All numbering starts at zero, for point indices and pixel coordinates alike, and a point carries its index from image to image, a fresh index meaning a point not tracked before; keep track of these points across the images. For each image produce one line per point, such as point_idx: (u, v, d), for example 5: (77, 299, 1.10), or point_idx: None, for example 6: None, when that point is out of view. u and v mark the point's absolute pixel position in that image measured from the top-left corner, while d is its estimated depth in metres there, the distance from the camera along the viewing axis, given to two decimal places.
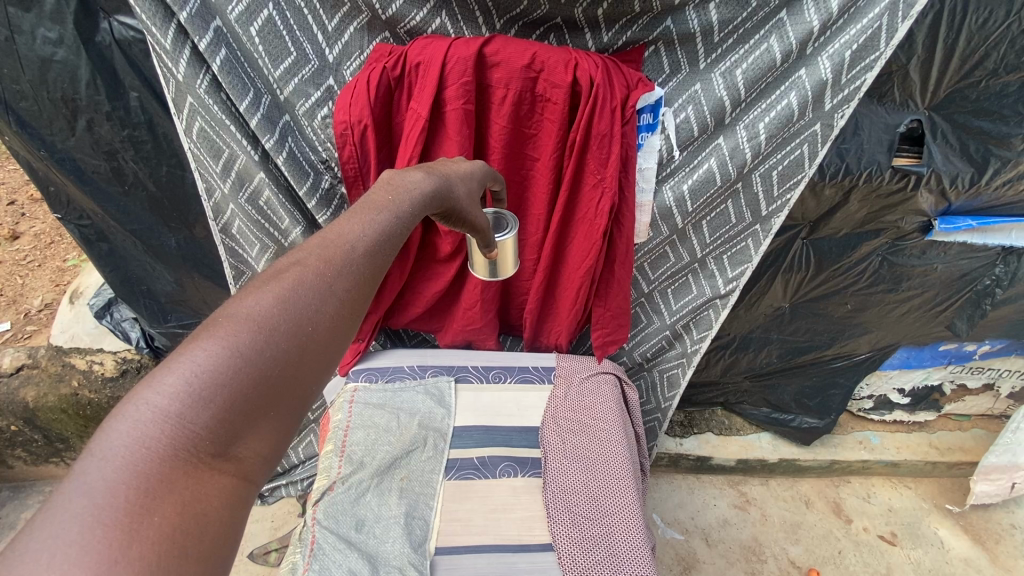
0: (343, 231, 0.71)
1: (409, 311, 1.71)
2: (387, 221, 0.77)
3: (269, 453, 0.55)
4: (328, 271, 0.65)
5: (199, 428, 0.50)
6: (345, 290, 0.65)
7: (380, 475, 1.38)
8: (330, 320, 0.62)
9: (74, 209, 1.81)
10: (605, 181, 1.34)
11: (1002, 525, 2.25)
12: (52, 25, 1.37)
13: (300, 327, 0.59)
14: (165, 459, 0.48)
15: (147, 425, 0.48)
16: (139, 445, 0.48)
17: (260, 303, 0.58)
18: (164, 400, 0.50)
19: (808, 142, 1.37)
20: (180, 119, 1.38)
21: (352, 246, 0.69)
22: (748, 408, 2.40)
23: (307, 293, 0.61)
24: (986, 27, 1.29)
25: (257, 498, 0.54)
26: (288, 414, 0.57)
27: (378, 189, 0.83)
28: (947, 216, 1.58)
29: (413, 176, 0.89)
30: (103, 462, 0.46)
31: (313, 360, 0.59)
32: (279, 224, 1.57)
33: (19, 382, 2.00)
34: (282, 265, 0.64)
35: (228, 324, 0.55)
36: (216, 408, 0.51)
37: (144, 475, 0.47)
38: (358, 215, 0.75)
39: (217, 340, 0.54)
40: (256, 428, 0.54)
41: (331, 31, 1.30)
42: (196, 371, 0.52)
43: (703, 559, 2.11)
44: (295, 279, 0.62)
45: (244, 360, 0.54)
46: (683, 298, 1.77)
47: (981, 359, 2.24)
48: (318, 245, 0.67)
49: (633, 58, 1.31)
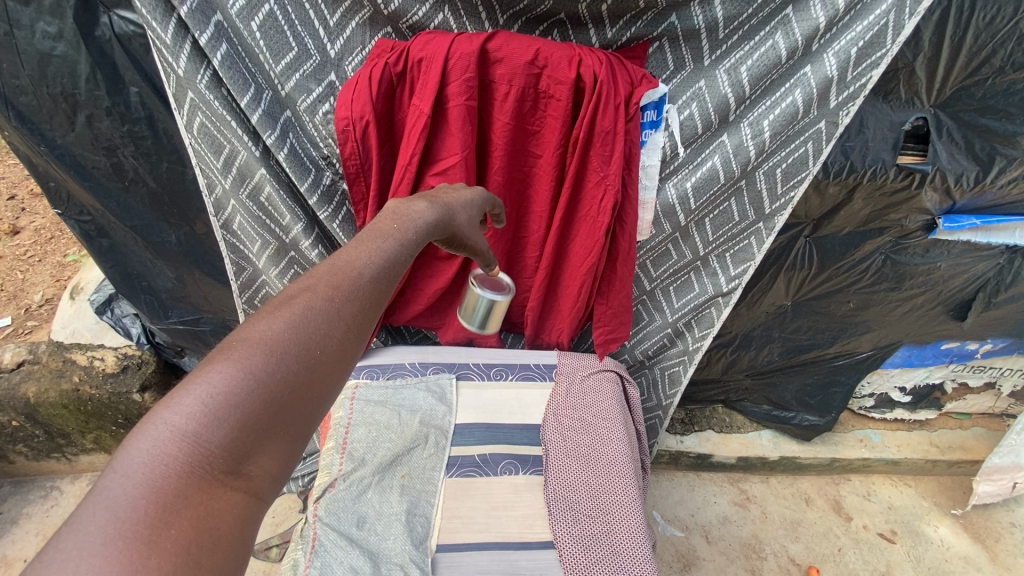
0: (351, 257, 0.71)
1: (411, 308, 1.71)
2: (392, 248, 0.77)
3: (278, 472, 0.55)
4: (336, 296, 0.65)
5: (213, 446, 0.50)
6: (351, 313, 0.66)
7: (381, 472, 1.38)
8: (338, 344, 0.63)
9: (74, 205, 1.80)
10: (608, 178, 1.33)
11: (1002, 523, 2.26)
12: (51, 19, 1.36)
13: (308, 350, 0.59)
14: (182, 475, 0.48)
15: (165, 444, 0.49)
16: (158, 462, 0.48)
17: (272, 326, 0.59)
18: (182, 419, 0.50)
19: (813, 139, 1.35)
20: (181, 114, 1.37)
21: (359, 272, 0.70)
22: (748, 406, 2.40)
23: (315, 317, 0.62)
24: (993, 24, 1.28)
25: (264, 514, 0.54)
26: (297, 433, 0.57)
27: (384, 217, 0.83)
28: (951, 215, 1.57)
29: (417, 206, 0.90)
30: (123, 478, 0.46)
31: (321, 383, 0.60)
32: (280, 221, 1.56)
33: (20, 377, 2.00)
34: (293, 289, 0.64)
35: (242, 346, 0.56)
36: (230, 428, 0.52)
37: (162, 492, 0.47)
38: (364, 242, 0.75)
39: (232, 362, 0.54)
40: (267, 447, 0.54)
41: (333, 26, 1.29)
42: (212, 392, 0.52)
43: (703, 556, 2.10)
44: (304, 303, 0.62)
45: (258, 382, 0.54)
46: (685, 296, 1.77)
47: (983, 358, 2.23)
48: (327, 271, 0.67)
49: (638, 54, 1.30)
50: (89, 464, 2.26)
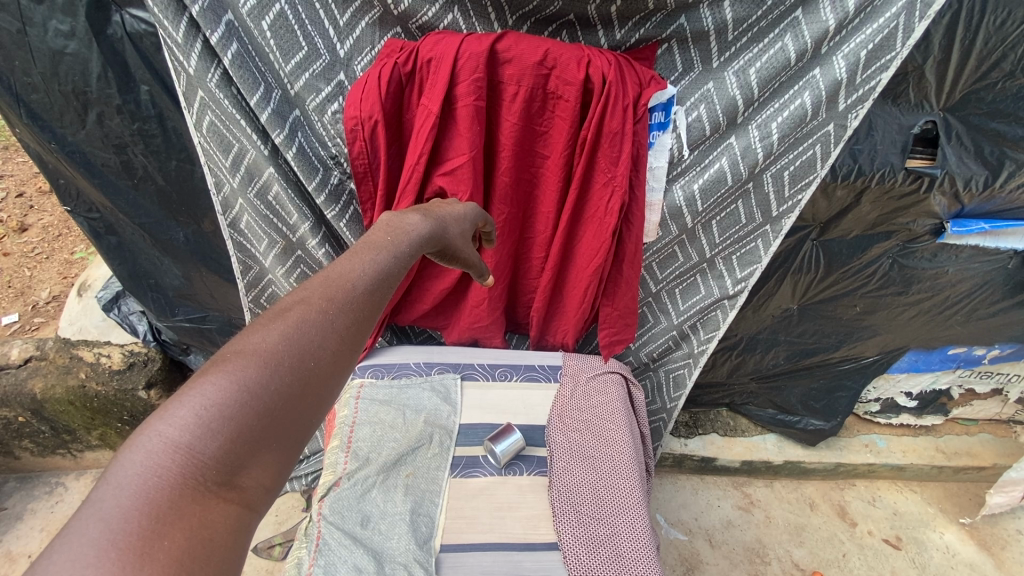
0: (343, 270, 0.74)
1: (416, 308, 1.72)
2: (385, 260, 0.80)
3: (273, 482, 0.56)
4: (330, 308, 0.67)
5: (207, 457, 0.52)
6: (345, 325, 0.68)
7: (386, 471, 1.38)
8: (332, 356, 0.65)
9: (84, 202, 1.81)
10: (616, 179, 1.33)
11: (1009, 530, 2.23)
12: (65, 18, 1.38)
13: (302, 362, 0.62)
14: (176, 487, 0.49)
15: (159, 455, 0.50)
16: (151, 474, 0.49)
17: (266, 339, 0.61)
18: (176, 431, 0.51)
19: (821, 142, 1.35)
20: (191, 112, 1.39)
21: (352, 285, 0.72)
22: (753, 410, 2.39)
23: (309, 330, 0.64)
24: (1003, 28, 1.28)
25: (258, 525, 0.55)
26: (291, 444, 0.58)
27: (379, 229, 0.87)
28: (959, 219, 1.56)
29: (411, 219, 0.94)
30: (117, 489, 0.48)
31: (316, 393, 0.62)
32: (287, 220, 1.56)
33: (28, 373, 2.01)
34: (286, 302, 0.66)
35: (236, 359, 0.58)
36: (223, 439, 0.53)
37: (156, 503, 0.48)
38: (358, 255, 0.78)
39: (226, 374, 0.56)
40: (260, 459, 0.55)
41: (342, 26, 1.29)
42: (205, 404, 0.54)
43: (706, 560, 2.09)
44: (298, 316, 0.64)
45: (251, 394, 0.56)
46: (691, 299, 1.76)
47: (991, 364, 2.21)
48: (320, 284, 0.70)
49: (646, 55, 1.30)
50: (94, 460, 2.27)
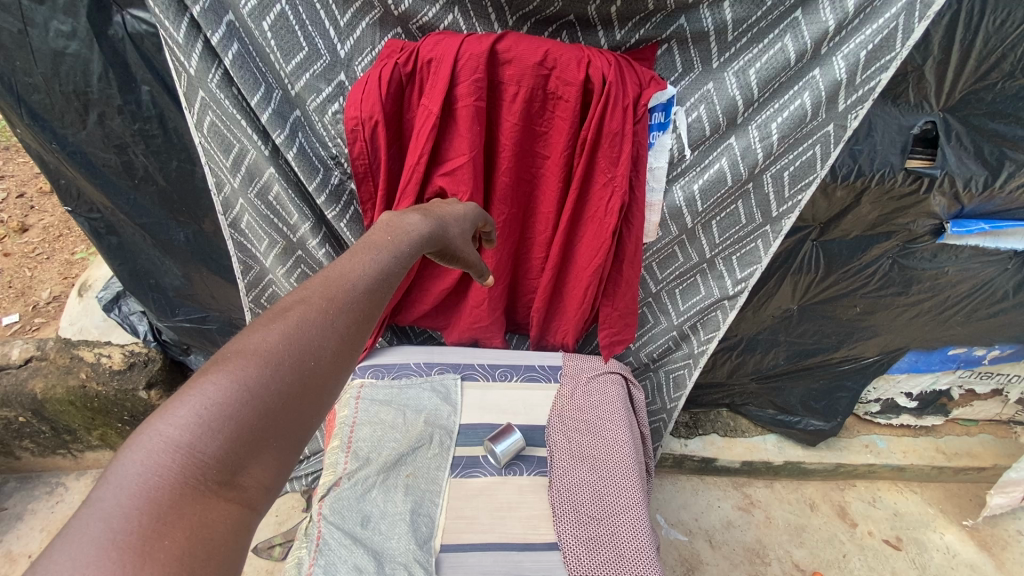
0: (343, 270, 0.74)
1: (416, 308, 1.72)
2: (385, 260, 0.80)
3: (273, 481, 0.56)
4: (330, 308, 0.67)
5: (207, 456, 0.52)
6: (346, 325, 0.68)
7: (386, 471, 1.38)
8: (332, 356, 0.65)
9: (85, 202, 1.82)
10: (616, 179, 1.33)
11: (1009, 531, 2.23)
12: (66, 18, 1.38)
13: (303, 361, 0.62)
14: (176, 486, 0.50)
15: (159, 455, 0.50)
16: (152, 473, 0.49)
17: (266, 338, 0.61)
18: (176, 431, 0.51)
19: (821, 142, 1.35)
20: (192, 113, 1.39)
21: (353, 285, 0.72)
22: (753, 410, 2.39)
23: (309, 329, 0.64)
24: (1003, 29, 1.28)
25: (258, 525, 0.55)
26: (291, 443, 0.59)
27: (380, 229, 0.88)
28: (959, 219, 1.56)
29: (411, 219, 0.94)
30: (118, 488, 0.48)
31: (316, 392, 0.62)
32: (287, 220, 1.56)
33: (28, 373, 2.01)
34: (287, 302, 0.66)
35: (237, 358, 0.58)
36: (224, 438, 0.53)
37: (157, 502, 0.48)
38: (358, 255, 0.78)
39: (227, 373, 0.56)
40: (261, 458, 0.56)
41: (343, 26, 1.29)
42: (206, 403, 0.54)
43: (706, 561, 2.09)
44: (299, 316, 0.65)
45: (251, 393, 0.56)
46: (691, 299, 1.76)
47: (991, 364, 2.21)
48: (320, 284, 0.70)
49: (646, 55, 1.31)
50: (95, 460, 2.28)
